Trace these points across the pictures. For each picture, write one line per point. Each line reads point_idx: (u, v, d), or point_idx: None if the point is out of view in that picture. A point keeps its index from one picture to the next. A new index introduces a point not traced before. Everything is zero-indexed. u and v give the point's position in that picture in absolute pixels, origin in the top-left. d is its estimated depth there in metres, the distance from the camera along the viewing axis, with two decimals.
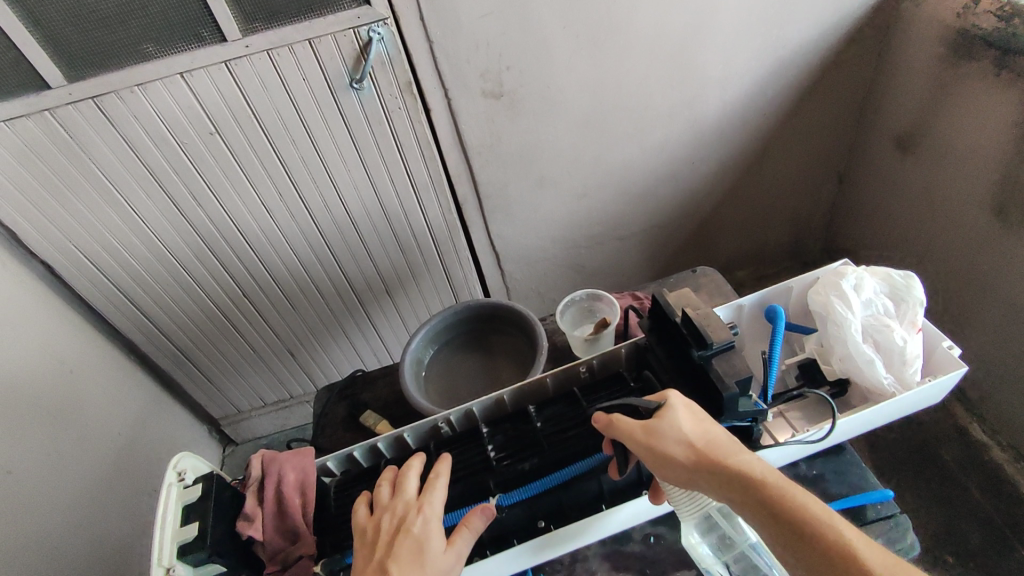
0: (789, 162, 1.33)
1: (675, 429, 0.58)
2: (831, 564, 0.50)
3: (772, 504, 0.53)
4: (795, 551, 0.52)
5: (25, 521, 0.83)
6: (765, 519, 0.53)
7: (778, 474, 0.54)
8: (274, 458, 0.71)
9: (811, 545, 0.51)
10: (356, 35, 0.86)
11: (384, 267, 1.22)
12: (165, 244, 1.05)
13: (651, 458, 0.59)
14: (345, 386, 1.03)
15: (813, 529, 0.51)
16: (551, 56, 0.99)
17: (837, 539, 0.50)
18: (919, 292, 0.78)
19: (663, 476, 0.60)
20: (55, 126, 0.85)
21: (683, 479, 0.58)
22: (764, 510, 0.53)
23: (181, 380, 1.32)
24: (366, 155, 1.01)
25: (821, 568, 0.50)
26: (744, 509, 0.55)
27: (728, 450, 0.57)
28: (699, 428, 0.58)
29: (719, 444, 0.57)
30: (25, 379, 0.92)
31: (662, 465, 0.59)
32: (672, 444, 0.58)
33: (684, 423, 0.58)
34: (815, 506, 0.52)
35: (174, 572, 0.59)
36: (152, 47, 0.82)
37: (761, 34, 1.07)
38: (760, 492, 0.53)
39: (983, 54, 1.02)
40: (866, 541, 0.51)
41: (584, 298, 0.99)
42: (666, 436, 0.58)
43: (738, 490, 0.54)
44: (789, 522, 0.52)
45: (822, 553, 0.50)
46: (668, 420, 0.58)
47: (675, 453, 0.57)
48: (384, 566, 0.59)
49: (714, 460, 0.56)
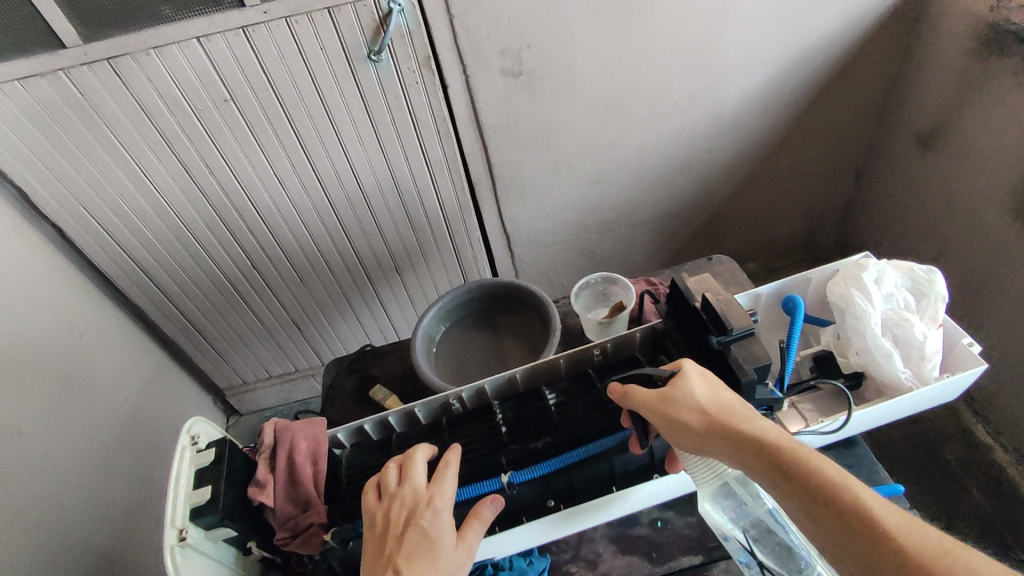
0: (807, 154, 1.32)
1: (689, 396, 0.58)
2: (846, 529, 0.48)
3: (784, 467, 0.52)
4: (812, 517, 0.50)
5: (34, 481, 0.83)
6: (777, 482, 0.53)
7: (793, 438, 0.53)
8: (287, 427, 0.71)
9: (823, 507, 0.50)
10: (376, 6, 0.85)
11: (395, 245, 1.22)
12: (175, 211, 1.04)
13: (666, 426, 0.60)
14: (355, 359, 1.03)
15: (827, 491, 0.50)
16: (574, 35, 0.97)
17: (851, 500, 0.49)
18: (942, 288, 0.77)
19: (680, 444, 0.60)
20: (69, 86, 0.84)
21: (698, 446, 0.58)
22: (776, 473, 0.52)
23: (188, 348, 1.32)
24: (380, 129, 1.00)
25: (835, 530, 0.49)
26: (759, 475, 0.54)
27: (742, 416, 0.56)
28: (713, 395, 0.58)
29: (734, 411, 0.57)
30: (35, 342, 0.92)
31: (677, 433, 0.59)
32: (685, 411, 0.58)
33: (698, 390, 0.58)
34: (829, 468, 0.51)
35: (187, 534, 0.60)
36: (168, 9, 0.80)
37: (787, 22, 1.05)
38: (772, 456, 0.53)
39: (1014, 50, 1.00)
40: (882, 503, 0.49)
41: (599, 281, 0.99)
42: (679, 403, 0.58)
43: (750, 455, 0.54)
44: (802, 485, 0.51)
45: (835, 514, 0.49)
46: (681, 387, 0.59)
47: (688, 419, 0.58)
48: (394, 560, 0.59)
49: (726, 425, 0.56)
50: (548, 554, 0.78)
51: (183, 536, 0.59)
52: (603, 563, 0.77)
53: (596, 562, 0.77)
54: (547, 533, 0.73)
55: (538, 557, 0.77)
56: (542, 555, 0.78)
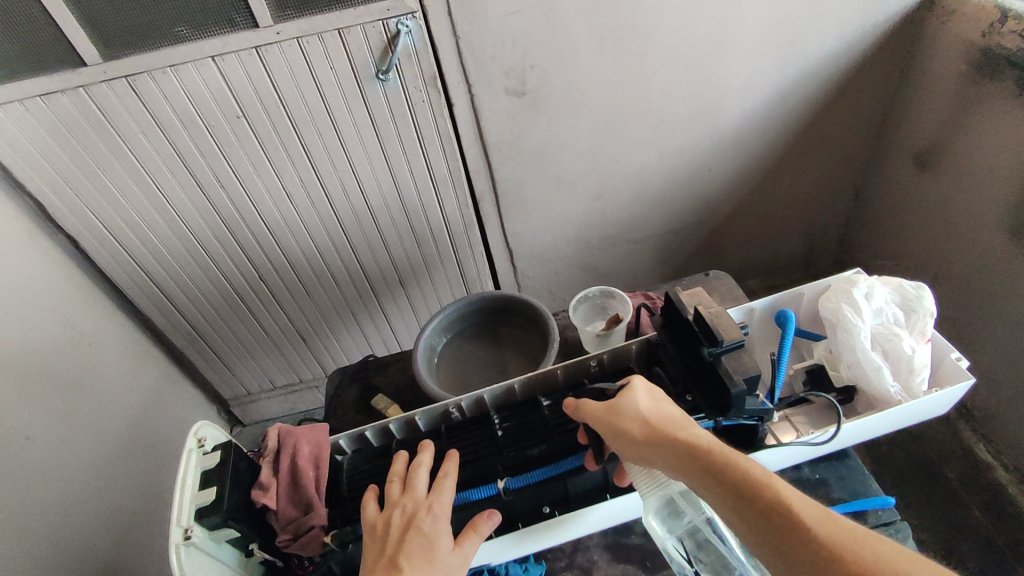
0: (806, 174, 1.34)
1: (632, 405, 0.60)
2: (771, 526, 0.50)
3: (715, 470, 0.53)
4: (742, 516, 0.51)
5: (42, 484, 0.85)
6: (710, 486, 0.53)
7: (726, 444, 0.55)
8: (291, 432, 0.73)
9: (749, 505, 0.51)
10: (385, 27, 0.88)
11: (399, 258, 1.24)
12: (186, 223, 1.07)
13: (612, 437, 0.62)
14: (357, 369, 1.05)
15: (752, 490, 0.51)
16: (576, 57, 1.00)
17: (777, 500, 0.50)
18: (930, 304, 0.79)
19: (625, 454, 0.62)
20: (89, 103, 0.88)
21: (640, 456, 0.60)
22: (707, 475, 0.54)
23: (193, 358, 1.34)
24: (387, 146, 1.03)
25: (763, 529, 0.50)
26: (693, 480, 0.55)
27: (682, 425, 0.58)
28: (656, 407, 0.60)
29: (674, 421, 0.59)
30: (46, 348, 0.95)
31: (621, 443, 0.61)
32: (629, 421, 0.60)
33: (641, 401, 0.60)
34: (757, 470, 0.52)
35: (192, 533, 0.61)
36: (186, 30, 0.84)
37: (784, 45, 1.08)
38: (704, 459, 0.54)
39: (1008, 73, 1.02)
40: (804, 499, 0.51)
41: (598, 295, 1.01)
42: (622, 412, 0.60)
43: (684, 460, 0.55)
44: (731, 485, 0.52)
45: (760, 512, 0.50)
46: (626, 398, 0.61)
47: (630, 428, 0.59)
48: (394, 559, 0.60)
49: (663, 433, 0.57)
50: (544, 561, 0.79)
51: (188, 535, 0.61)
52: (598, 571, 0.78)
53: (590, 569, 0.78)
54: (542, 541, 0.73)
55: (533, 563, 0.78)
56: (537, 562, 0.79)
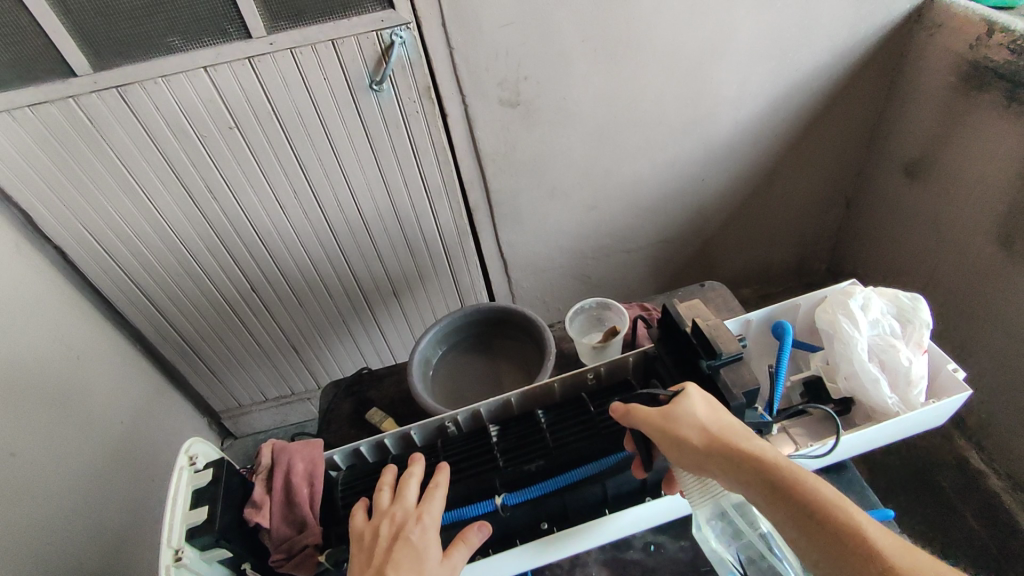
0: (797, 184, 1.35)
1: (690, 413, 0.59)
2: (840, 548, 0.50)
3: (779, 486, 0.53)
4: (809, 535, 0.51)
5: (29, 502, 0.83)
6: (775, 500, 0.53)
7: (790, 459, 0.55)
8: (285, 448, 0.72)
9: (819, 525, 0.51)
10: (379, 38, 0.88)
11: (393, 269, 1.23)
12: (177, 235, 1.06)
13: (665, 443, 0.61)
14: (352, 383, 1.04)
15: (821, 509, 0.51)
16: (569, 68, 1.01)
17: (848, 522, 0.50)
18: (926, 314, 0.79)
19: (677, 462, 0.61)
20: (78, 113, 0.87)
21: (695, 464, 0.59)
22: (773, 490, 0.53)
23: (185, 371, 1.33)
24: (381, 157, 1.02)
25: (828, 549, 0.50)
26: (756, 493, 0.55)
27: (742, 435, 0.58)
28: (713, 414, 0.59)
29: (733, 430, 0.58)
30: (33, 361, 0.93)
31: (676, 451, 0.60)
32: (686, 428, 0.59)
33: (698, 409, 0.59)
34: (823, 488, 0.52)
35: (183, 554, 0.60)
36: (177, 40, 0.83)
37: (773, 57, 1.09)
38: (770, 473, 0.54)
39: (995, 85, 1.03)
40: (872, 523, 0.51)
41: (594, 306, 1.01)
42: (680, 419, 0.59)
43: (748, 472, 0.55)
44: (798, 504, 0.52)
45: (830, 533, 0.50)
46: (683, 405, 0.60)
47: (689, 436, 0.58)
48: (384, 570, 0.59)
49: (725, 442, 0.57)
50: None
51: (178, 556, 0.60)
52: None
53: None
54: (540, 557, 0.71)
55: None
56: None
